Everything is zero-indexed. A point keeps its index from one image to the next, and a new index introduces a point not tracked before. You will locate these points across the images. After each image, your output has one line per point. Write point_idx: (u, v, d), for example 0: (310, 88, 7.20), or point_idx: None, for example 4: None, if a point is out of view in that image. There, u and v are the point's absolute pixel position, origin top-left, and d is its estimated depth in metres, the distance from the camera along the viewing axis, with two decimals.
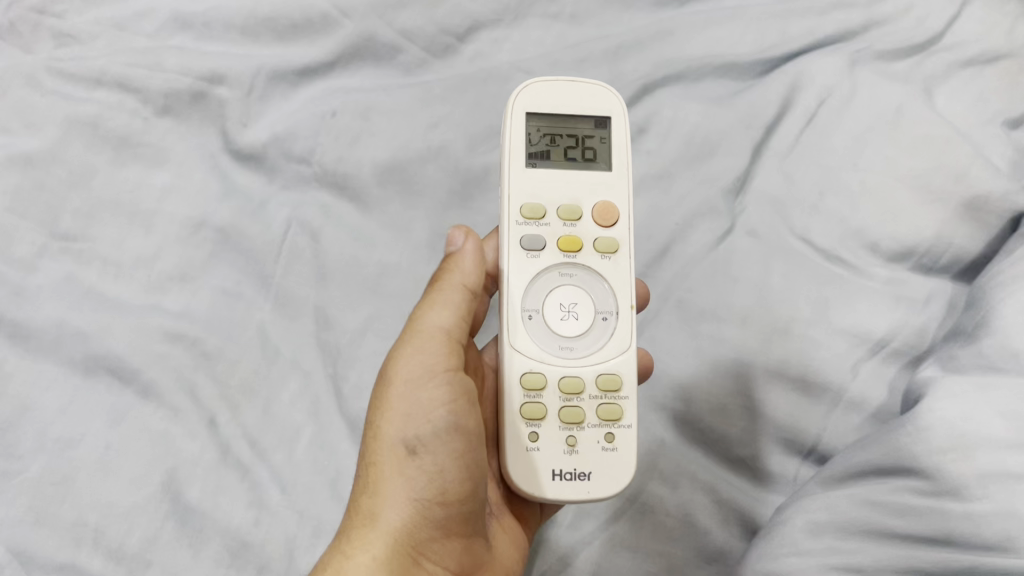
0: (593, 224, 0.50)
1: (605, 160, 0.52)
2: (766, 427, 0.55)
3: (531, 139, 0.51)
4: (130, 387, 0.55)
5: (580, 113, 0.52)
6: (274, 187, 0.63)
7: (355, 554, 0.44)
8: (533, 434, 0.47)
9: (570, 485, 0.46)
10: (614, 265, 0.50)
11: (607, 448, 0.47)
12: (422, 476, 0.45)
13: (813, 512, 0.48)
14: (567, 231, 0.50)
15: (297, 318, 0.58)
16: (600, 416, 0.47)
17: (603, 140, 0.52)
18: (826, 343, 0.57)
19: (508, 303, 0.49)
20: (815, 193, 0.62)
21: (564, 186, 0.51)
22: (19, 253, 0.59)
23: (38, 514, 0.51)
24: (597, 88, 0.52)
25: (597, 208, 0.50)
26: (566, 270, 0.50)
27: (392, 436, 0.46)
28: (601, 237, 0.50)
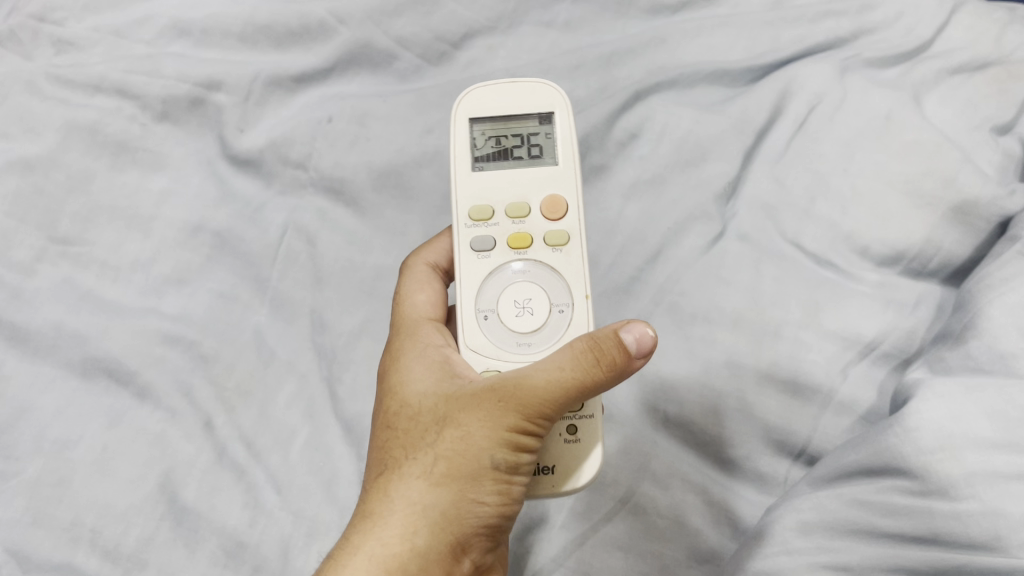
0: (542, 219, 0.50)
1: (551, 155, 0.52)
2: (757, 429, 0.56)
3: (476, 143, 0.52)
4: (127, 389, 0.56)
5: (521, 112, 0.52)
6: (271, 192, 0.64)
7: (393, 540, 0.41)
8: None
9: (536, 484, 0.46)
10: (566, 258, 0.50)
11: (570, 441, 0.47)
12: (491, 494, 0.42)
13: (803, 511, 0.49)
14: (516, 229, 0.50)
15: (293, 321, 0.59)
16: None
17: (548, 136, 0.52)
18: (815, 345, 0.57)
19: (461, 305, 0.49)
20: (806, 198, 0.63)
21: (511, 185, 0.51)
22: (19, 257, 0.60)
23: (35, 515, 0.51)
24: (538, 85, 0.53)
25: (544, 203, 0.50)
26: (518, 265, 0.50)
27: (473, 445, 0.42)
28: (550, 231, 0.50)
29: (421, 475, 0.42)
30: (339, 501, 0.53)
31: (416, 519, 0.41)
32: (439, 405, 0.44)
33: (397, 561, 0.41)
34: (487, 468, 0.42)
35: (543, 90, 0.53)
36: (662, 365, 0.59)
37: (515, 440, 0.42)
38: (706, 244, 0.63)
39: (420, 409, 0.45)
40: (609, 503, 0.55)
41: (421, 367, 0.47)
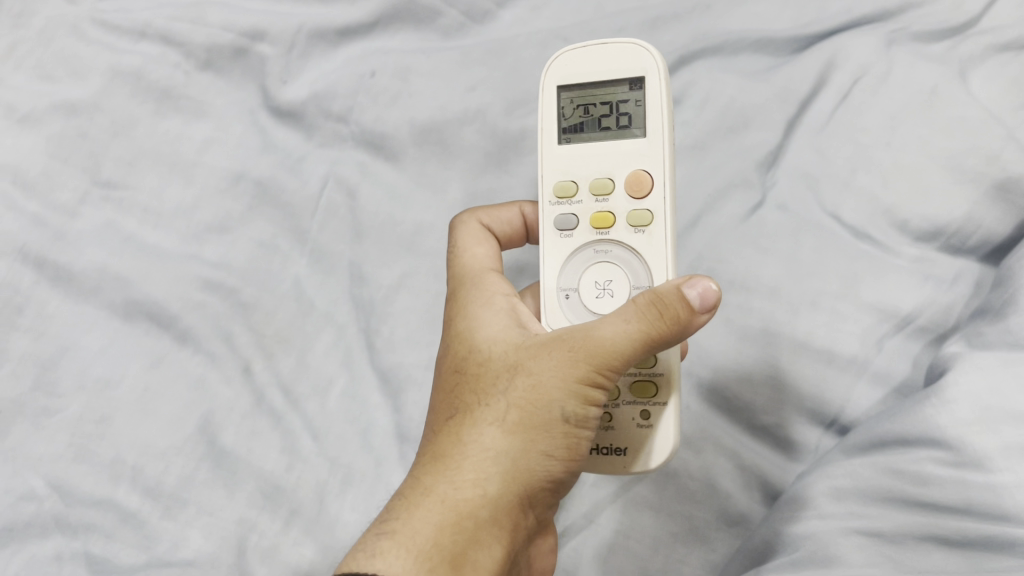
0: (626, 198, 0.49)
1: (640, 124, 0.49)
2: (790, 397, 0.56)
3: (565, 113, 0.51)
4: (168, 333, 0.56)
5: (607, 77, 0.50)
6: (312, 144, 0.64)
7: (467, 486, 0.42)
8: None
9: (607, 459, 0.46)
10: (648, 240, 0.48)
11: (641, 425, 0.46)
12: (559, 449, 0.43)
13: (836, 478, 0.50)
14: (600, 207, 0.50)
15: (332, 272, 0.59)
16: (634, 392, 0.46)
17: (638, 103, 0.49)
18: (852, 317, 0.57)
19: (545, 283, 0.50)
20: (847, 169, 0.63)
21: (603, 158, 0.50)
22: (62, 199, 0.61)
23: (78, 451, 0.52)
24: (627, 45, 0.50)
25: (628, 180, 0.49)
26: (600, 244, 0.49)
27: (549, 392, 0.42)
28: (634, 210, 0.48)
29: (495, 422, 0.43)
30: (376, 450, 0.53)
31: (487, 467, 0.42)
32: (512, 350, 0.44)
33: (467, 506, 0.42)
34: (557, 416, 0.42)
35: (637, 52, 0.49)
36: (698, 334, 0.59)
37: (586, 392, 0.42)
38: (746, 212, 0.63)
39: (491, 353, 0.45)
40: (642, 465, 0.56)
41: (493, 315, 0.47)
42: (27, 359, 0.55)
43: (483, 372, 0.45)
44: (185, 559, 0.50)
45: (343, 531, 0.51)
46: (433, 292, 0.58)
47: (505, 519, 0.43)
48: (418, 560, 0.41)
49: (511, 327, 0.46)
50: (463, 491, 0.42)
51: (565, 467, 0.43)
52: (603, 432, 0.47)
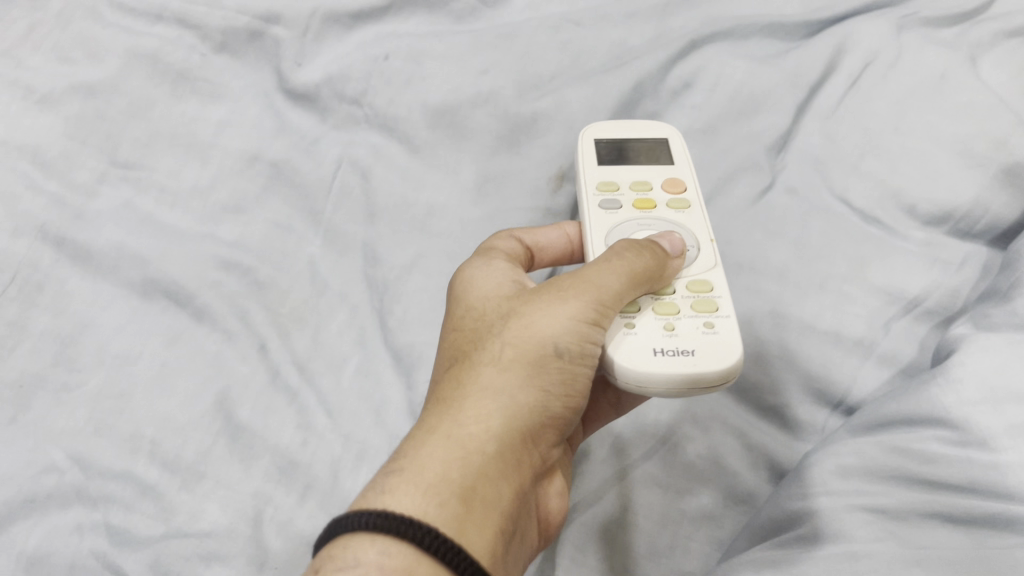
0: (663, 192, 0.59)
1: (668, 158, 0.61)
2: (798, 377, 0.56)
3: (600, 155, 0.61)
4: (184, 310, 0.57)
5: (635, 138, 0.62)
6: (327, 126, 0.65)
7: (471, 419, 0.43)
8: (630, 324, 0.49)
9: (673, 358, 0.46)
10: (688, 216, 0.57)
11: (707, 331, 0.48)
12: (552, 386, 0.45)
13: (842, 456, 0.50)
14: (641, 197, 0.58)
15: (346, 253, 0.60)
16: (695, 308, 0.50)
17: (663, 147, 0.61)
18: (859, 300, 0.58)
19: (592, 240, 0.55)
20: (855, 154, 0.63)
21: (641, 172, 0.60)
22: (80, 177, 0.62)
23: (98, 425, 0.53)
24: (653, 122, 0.63)
25: (665, 183, 0.59)
26: (642, 221, 0.56)
27: (541, 329, 0.46)
28: (673, 199, 0.58)
29: (491, 363, 0.45)
30: (389, 427, 0.54)
31: (489, 404, 0.44)
32: (504, 305, 0.48)
33: (475, 438, 0.42)
34: (551, 351, 0.45)
35: (655, 127, 0.63)
36: None
37: (581, 327, 0.46)
38: (756, 195, 0.64)
39: (485, 311, 0.49)
40: (650, 444, 0.57)
41: (486, 278, 0.51)
42: (46, 335, 0.56)
43: (478, 328, 0.48)
44: (201, 530, 0.50)
45: None
46: (445, 273, 0.59)
47: (507, 455, 0.43)
48: (428, 489, 0.40)
49: (503, 286, 0.50)
50: (468, 428, 0.43)
51: (559, 408, 0.46)
52: (667, 340, 0.48)
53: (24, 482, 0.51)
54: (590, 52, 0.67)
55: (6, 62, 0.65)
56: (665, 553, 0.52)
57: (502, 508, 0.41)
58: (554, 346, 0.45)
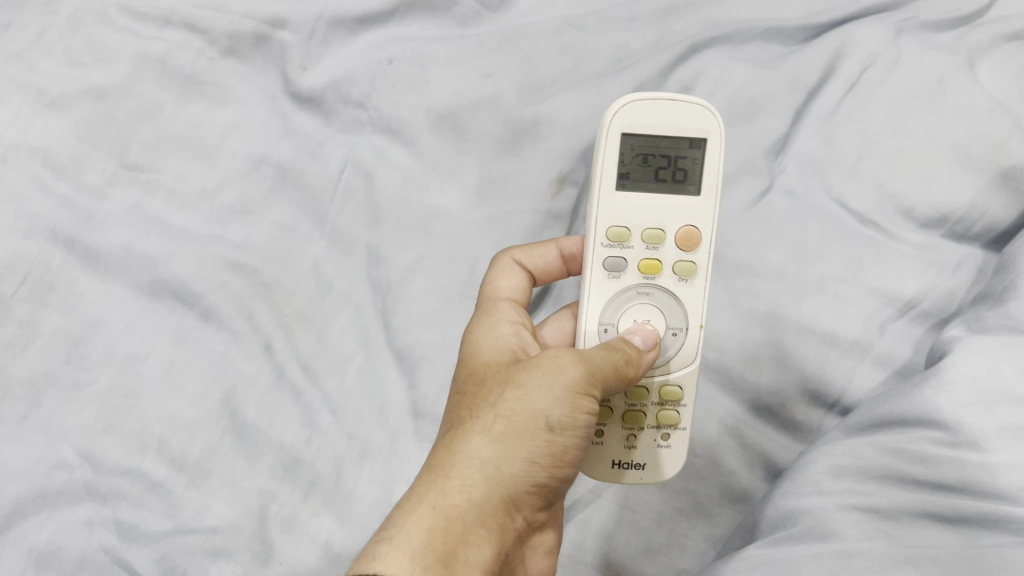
0: (674, 248, 0.51)
1: (696, 182, 0.51)
2: (794, 378, 0.57)
3: (623, 160, 0.51)
4: (192, 311, 0.59)
5: (673, 133, 0.51)
6: (332, 129, 0.66)
7: (455, 492, 0.43)
8: (597, 430, 0.50)
9: (627, 474, 0.51)
10: (690, 288, 0.51)
11: (662, 446, 0.51)
12: (541, 457, 0.44)
13: (836, 456, 0.51)
14: (648, 254, 0.51)
15: (350, 254, 0.61)
16: (659, 420, 0.51)
17: (696, 161, 0.51)
18: (856, 302, 0.59)
19: (585, 318, 0.51)
20: (854, 156, 0.64)
21: (652, 211, 0.51)
22: (91, 180, 0.63)
23: (107, 423, 0.54)
24: (698, 108, 0.51)
25: (679, 233, 0.51)
26: (642, 288, 0.51)
27: (534, 401, 0.44)
28: (680, 261, 0.51)
29: (481, 432, 0.45)
30: (390, 426, 0.56)
31: (475, 477, 0.43)
32: (502, 370, 0.47)
33: (455, 512, 0.42)
34: (540, 423, 0.44)
35: (705, 113, 0.51)
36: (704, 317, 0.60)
37: (571, 401, 0.44)
38: (754, 198, 0.64)
39: (483, 374, 0.48)
40: None
41: (490, 338, 0.50)
42: (58, 334, 0.57)
43: (476, 392, 0.47)
44: (209, 526, 0.52)
45: (360, 502, 0.53)
46: (447, 274, 0.61)
47: (489, 526, 0.43)
48: (404, 567, 0.40)
49: (505, 348, 0.49)
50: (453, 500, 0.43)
51: (548, 474, 0.45)
52: (625, 451, 0.51)
53: (38, 479, 0.52)
54: (591, 56, 0.67)
55: (15, 64, 0.66)
56: (661, 550, 0.54)
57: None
58: (542, 416, 0.44)
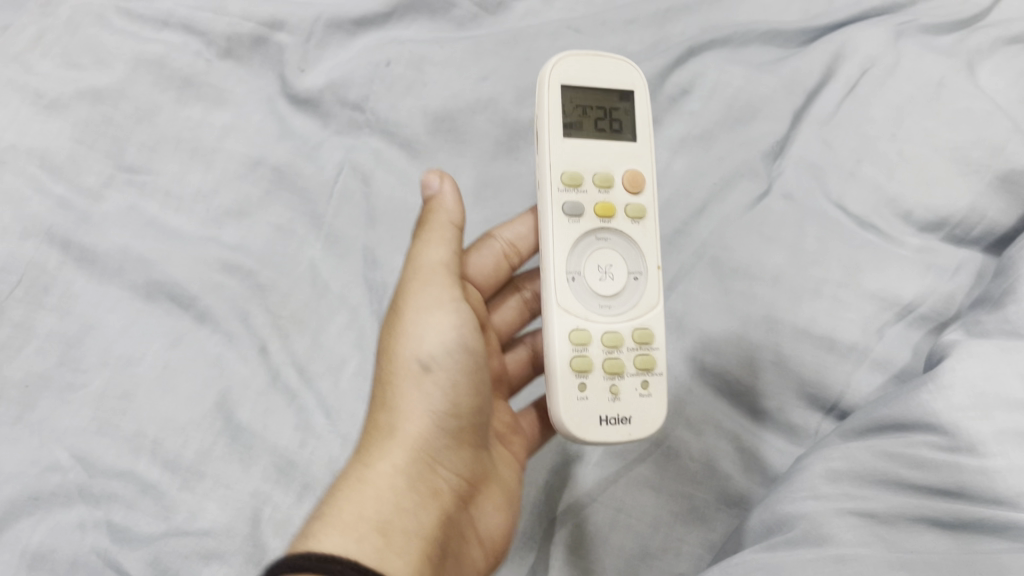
0: (623, 192, 0.55)
1: (630, 131, 0.56)
2: (792, 382, 0.57)
3: (565, 111, 0.54)
4: (187, 313, 0.58)
5: (604, 84, 0.55)
6: (329, 132, 0.66)
7: (377, 463, 0.47)
8: (582, 384, 0.50)
9: (617, 428, 0.50)
10: (642, 230, 0.55)
11: (643, 395, 0.52)
12: (435, 400, 0.49)
13: (833, 461, 0.51)
14: (601, 198, 0.54)
15: (346, 257, 0.61)
16: (637, 365, 0.52)
17: (627, 113, 0.56)
18: (854, 306, 0.59)
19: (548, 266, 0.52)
20: (852, 159, 0.64)
21: (601, 154, 0.55)
22: (87, 182, 0.63)
23: (101, 425, 0.54)
24: (620, 62, 0.56)
25: (626, 176, 0.54)
26: (600, 231, 0.54)
27: (407, 353, 0.50)
28: (631, 204, 0.54)
29: (382, 405, 0.50)
30: None
31: (390, 446, 0.48)
32: (382, 343, 0.52)
33: (383, 476, 0.47)
34: (415, 368, 0.49)
35: (626, 65, 0.56)
36: (700, 319, 0.60)
37: (434, 338, 0.50)
38: (751, 202, 0.64)
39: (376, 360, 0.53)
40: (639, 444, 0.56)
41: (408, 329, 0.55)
42: (52, 336, 0.57)
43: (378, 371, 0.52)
44: (202, 528, 0.51)
45: None
46: None
47: (415, 476, 0.48)
48: (346, 533, 0.43)
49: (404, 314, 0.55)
50: (377, 467, 0.47)
51: (452, 410, 0.49)
52: (611, 403, 0.51)
53: (31, 481, 0.52)
54: None
55: (14, 65, 0.65)
56: (657, 555, 0.53)
57: (422, 534, 0.45)
58: (414, 357, 0.49)
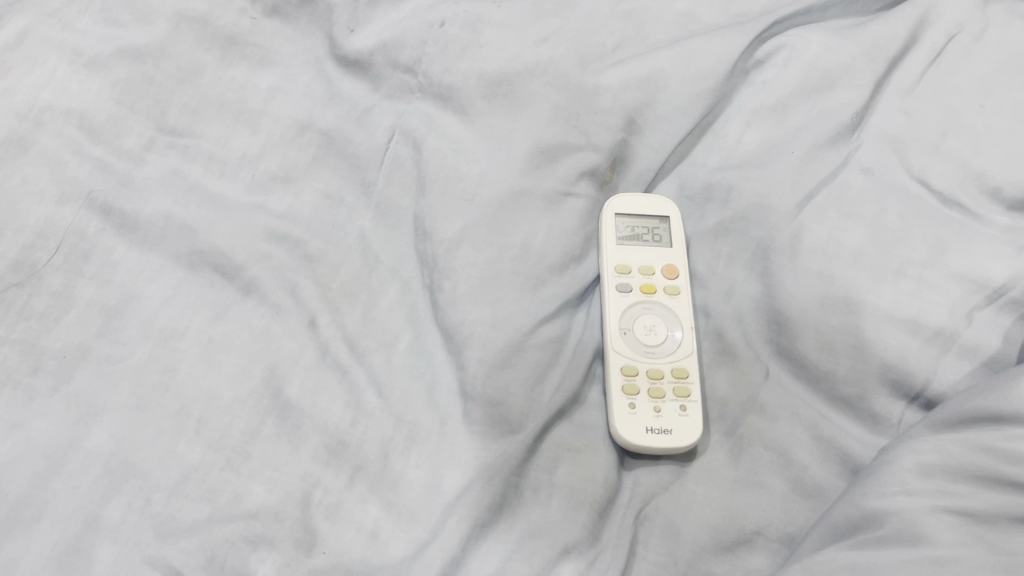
0: (660, 274, 0.57)
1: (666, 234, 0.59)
2: (875, 368, 0.53)
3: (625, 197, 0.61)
4: (232, 284, 0.56)
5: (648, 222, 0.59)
6: (379, 96, 0.63)
7: None
8: (631, 403, 0.53)
9: (657, 437, 0.51)
10: (676, 300, 0.56)
11: (681, 413, 0.52)
12: None
13: (924, 454, 0.47)
14: (643, 279, 0.57)
15: (396, 228, 0.58)
16: (676, 393, 0.53)
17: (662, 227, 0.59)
18: (939, 287, 0.55)
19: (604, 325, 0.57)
20: (936, 133, 0.61)
21: (650, 255, 0.58)
22: (127, 145, 0.60)
23: (142, 400, 0.51)
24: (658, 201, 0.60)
25: (663, 267, 0.57)
26: (648, 303, 0.56)
27: None
28: (666, 284, 0.57)
29: None
30: (441, 408, 0.53)
31: None
32: None
33: None
34: None
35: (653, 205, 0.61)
36: (785, 303, 0.55)
37: None
38: (829, 175, 0.60)
39: None
40: (715, 435, 0.53)
41: None
42: (91, 307, 0.54)
43: None
44: (248, 511, 0.48)
45: (407, 487, 0.50)
46: (494, 247, 0.56)
47: None
48: None
49: None
50: None
51: None
52: (654, 417, 0.52)
53: (74, 470, 0.48)
54: (652, 22, 0.65)
55: (50, 21, 0.64)
56: (730, 548, 0.49)
57: None
58: None
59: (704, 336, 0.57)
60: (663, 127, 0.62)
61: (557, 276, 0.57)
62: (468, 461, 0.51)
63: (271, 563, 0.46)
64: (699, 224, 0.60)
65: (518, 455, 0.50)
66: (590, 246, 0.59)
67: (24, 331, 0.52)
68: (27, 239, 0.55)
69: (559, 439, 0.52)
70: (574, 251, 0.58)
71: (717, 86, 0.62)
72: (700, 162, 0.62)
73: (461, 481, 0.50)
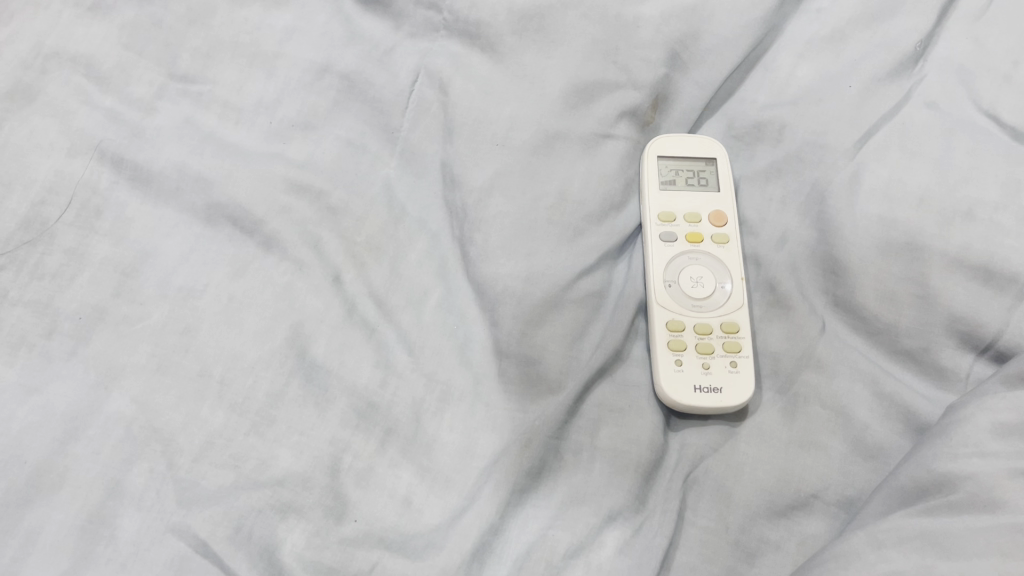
0: (706, 223, 0.53)
1: (713, 180, 0.55)
2: (942, 319, 0.49)
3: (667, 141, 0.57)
4: (252, 239, 0.52)
5: (693, 165, 0.55)
6: (401, 34, 0.59)
7: None
8: (678, 360, 0.49)
9: (706, 396, 0.48)
10: (725, 249, 0.53)
11: (732, 370, 0.49)
12: None
13: (1000, 412, 0.43)
14: (689, 228, 0.53)
15: (423, 176, 0.55)
16: (726, 348, 0.49)
17: (708, 171, 0.55)
18: (1013, 230, 0.50)
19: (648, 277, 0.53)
20: (1008, 62, 0.56)
21: (696, 201, 0.54)
22: (138, 92, 0.57)
23: (161, 362, 0.48)
24: (704, 141, 0.56)
25: (710, 214, 0.54)
26: (695, 254, 0.52)
27: None
28: (713, 232, 0.53)
29: None
30: (474, 367, 0.50)
31: None
32: None
33: None
34: None
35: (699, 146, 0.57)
36: (844, 250, 0.51)
37: None
38: (889, 110, 0.55)
39: None
40: (768, 393, 0.50)
41: None
42: (104, 264, 0.51)
43: None
44: (274, 478, 0.45)
45: (441, 452, 0.47)
46: (528, 196, 0.53)
47: None
48: None
49: None
50: None
51: None
52: (703, 375, 0.49)
53: (94, 435, 0.45)
54: None
55: None
56: (785, 513, 0.46)
57: None
58: None
59: (754, 287, 0.53)
60: (708, 61, 0.58)
61: (595, 225, 0.53)
62: (504, 424, 0.48)
63: (299, 533, 0.44)
64: (748, 166, 0.56)
65: (558, 418, 0.48)
66: (630, 192, 0.55)
67: (37, 291, 0.50)
68: (36, 195, 0.52)
69: (601, 399, 0.49)
70: (614, 198, 0.54)
71: (768, 15, 0.59)
72: (747, 100, 0.58)
73: (498, 445, 0.47)
